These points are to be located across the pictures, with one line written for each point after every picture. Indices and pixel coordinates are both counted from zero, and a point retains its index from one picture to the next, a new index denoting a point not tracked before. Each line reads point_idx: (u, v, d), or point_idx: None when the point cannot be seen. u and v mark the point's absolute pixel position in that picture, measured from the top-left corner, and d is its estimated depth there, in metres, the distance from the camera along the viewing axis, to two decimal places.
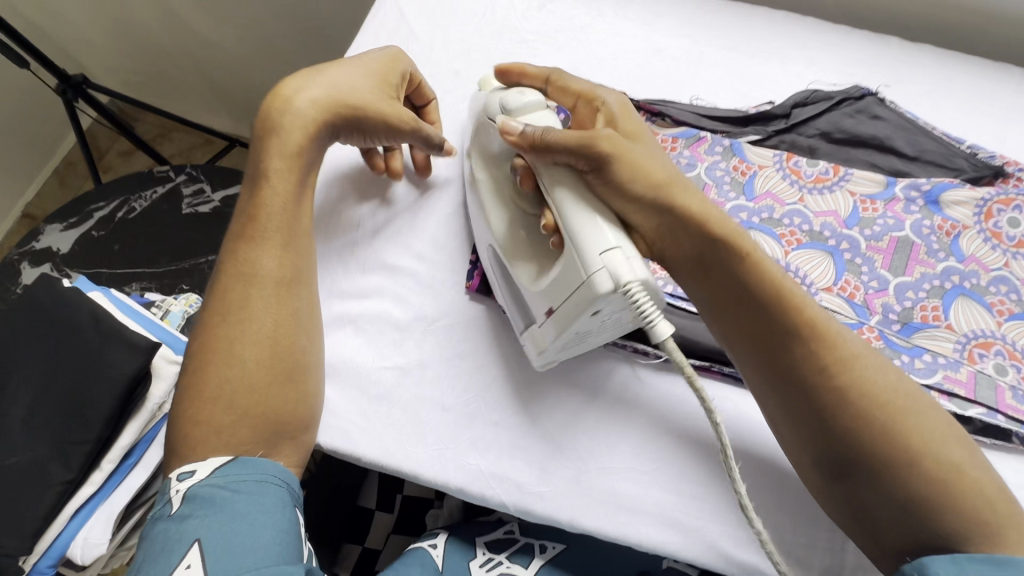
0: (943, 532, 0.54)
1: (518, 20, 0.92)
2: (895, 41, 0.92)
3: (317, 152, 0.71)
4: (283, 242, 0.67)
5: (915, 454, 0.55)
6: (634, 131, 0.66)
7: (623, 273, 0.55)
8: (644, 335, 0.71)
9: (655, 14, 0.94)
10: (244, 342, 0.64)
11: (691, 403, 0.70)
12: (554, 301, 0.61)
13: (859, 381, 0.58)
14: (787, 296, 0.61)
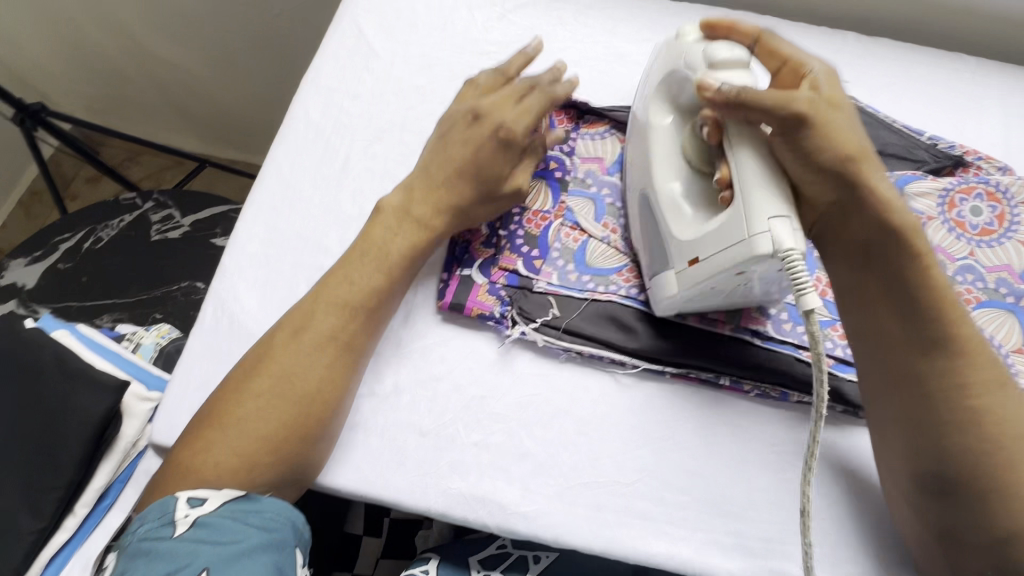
0: (1023, 561, 0.57)
1: (479, 32, 0.91)
2: (852, 37, 0.93)
3: (439, 192, 0.71)
4: (347, 312, 0.66)
5: (1011, 486, 0.58)
6: (840, 103, 0.63)
7: (785, 241, 0.56)
8: (619, 346, 0.70)
9: (616, 19, 0.93)
10: (291, 397, 0.63)
11: (670, 411, 0.70)
12: (701, 252, 0.62)
13: (991, 404, 0.60)
14: (948, 306, 0.61)
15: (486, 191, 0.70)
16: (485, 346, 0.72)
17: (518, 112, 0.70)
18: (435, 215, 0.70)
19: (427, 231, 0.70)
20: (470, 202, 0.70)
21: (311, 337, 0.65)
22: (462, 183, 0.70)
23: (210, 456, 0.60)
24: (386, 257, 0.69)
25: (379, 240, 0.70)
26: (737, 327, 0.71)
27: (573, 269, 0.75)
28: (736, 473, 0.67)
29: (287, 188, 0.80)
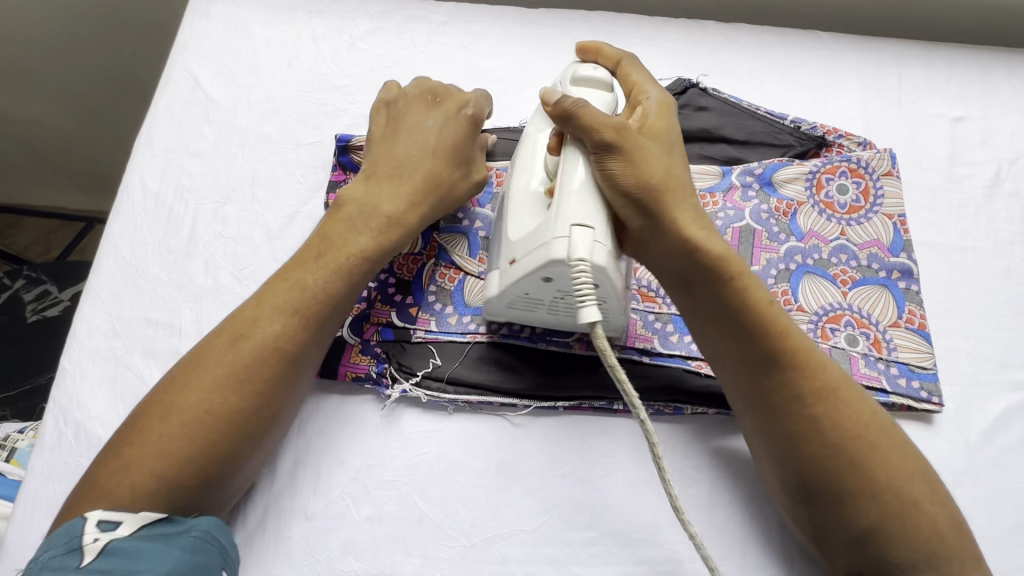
0: (883, 559, 0.54)
1: (329, 66, 0.85)
2: (711, 26, 0.92)
3: (393, 187, 0.66)
4: (296, 318, 0.60)
5: (862, 489, 0.55)
6: (662, 129, 0.62)
7: (581, 250, 0.55)
8: (506, 388, 0.68)
9: (473, 34, 0.89)
10: (210, 414, 0.55)
11: (567, 445, 0.67)
12: (516, 254, 0.61)
13: (831, 414, 0.57)
14: (774, 323, 0.58)
15: (458, 175, 0.70)
16: (368, 411, 0.68)
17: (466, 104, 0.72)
18: (409, 209, 0.66)
19: (405, 212, 0.66)
20: (450, 185, 0.69)
21: (251, 348, 0.58)
22: (427, 172, 0.67)
23: (119, 481, 0.52)
24: (346, 258, 0.63)
25: (341, 240, 0.64)
26: (623, 348, 0.69)
27: (452, 311, 0.71)
28: (637, 496, 0.66)
29: (129, 268, 0.72)
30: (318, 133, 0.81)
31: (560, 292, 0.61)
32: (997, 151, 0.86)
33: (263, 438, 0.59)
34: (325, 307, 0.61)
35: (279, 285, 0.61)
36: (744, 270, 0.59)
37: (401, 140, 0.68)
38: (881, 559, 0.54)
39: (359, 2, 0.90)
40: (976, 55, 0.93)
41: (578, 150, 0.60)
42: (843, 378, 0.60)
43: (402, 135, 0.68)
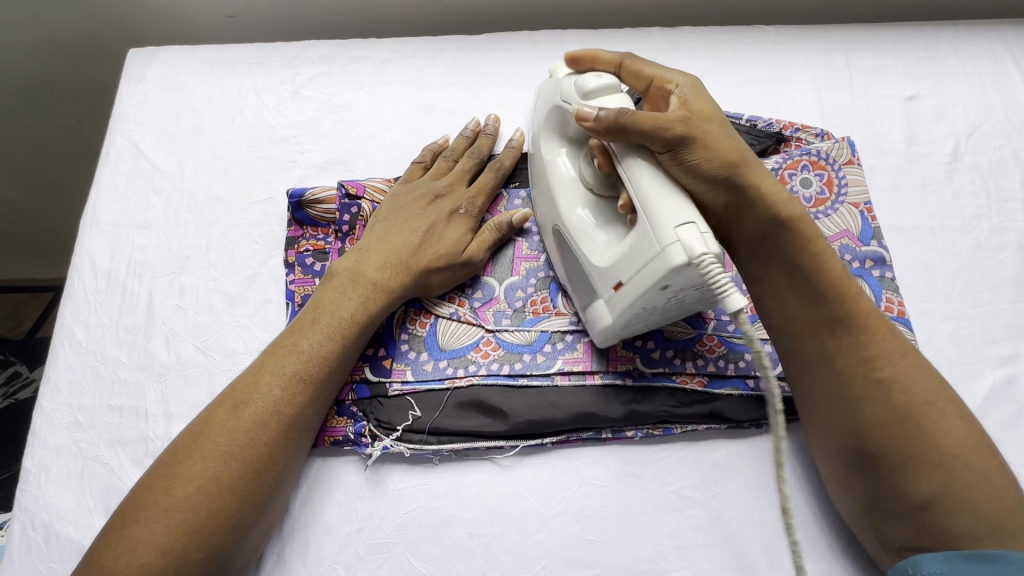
0: (947, 529, 0.54)
1: (274, 118, 0.83)
2: (656, 32, 0.92)
3: (393, 275, 0.68)
4: (295, 383, 0.60)
5: (929, 454, 0.55)
6: (710, 110, 0.62)
7: (698, 247, 0.51)
8: (491, 431, 0.66)
9: (418, 68, 0.88)
10: (214, 480, 0.54)
11: (559, 482, 0.66)
12: (622, 275, 0.58)
13: (900, 378, 0.58)
14: (846, 286, 0.60)
15: (445, 262, 0.69)
16: (352, 472, 0.66)
17: (474, 195, 0.74)
18: (392, 277, 0.68)
19: (386, 296, 0.67)
20: (438, 274, 0.69)
21: (252, 414, 0.58)
22: (422, 253, 0.69)
23: (127, 560, 0.50)
24: (337, 323, 0.64)
25: (332, 305, 0.65)
26: (606, 373, 0.68)
27: (427, 358, 0.69)
28: (636, 525, 0.64)
29: (86, 354, 0.69)
30: (270, 189, 0.79)
31: (677, 295, 0.58)
32: (953, 126, 0.86)
33: (270, 501, 0.58)
34: (321, 369, 0.62)
35: (273, 357, 0.62)
36: (820, 236, 0.62)
37: (405, 224, 0.71)
38: (945, 528, 0.54)
39: (299, 48, 0.88)
40: (921, 31, 0.93)
41: (640, 156, 0.58)
42: (906, 346, 0.60)
43: (405, 220, 0.71)
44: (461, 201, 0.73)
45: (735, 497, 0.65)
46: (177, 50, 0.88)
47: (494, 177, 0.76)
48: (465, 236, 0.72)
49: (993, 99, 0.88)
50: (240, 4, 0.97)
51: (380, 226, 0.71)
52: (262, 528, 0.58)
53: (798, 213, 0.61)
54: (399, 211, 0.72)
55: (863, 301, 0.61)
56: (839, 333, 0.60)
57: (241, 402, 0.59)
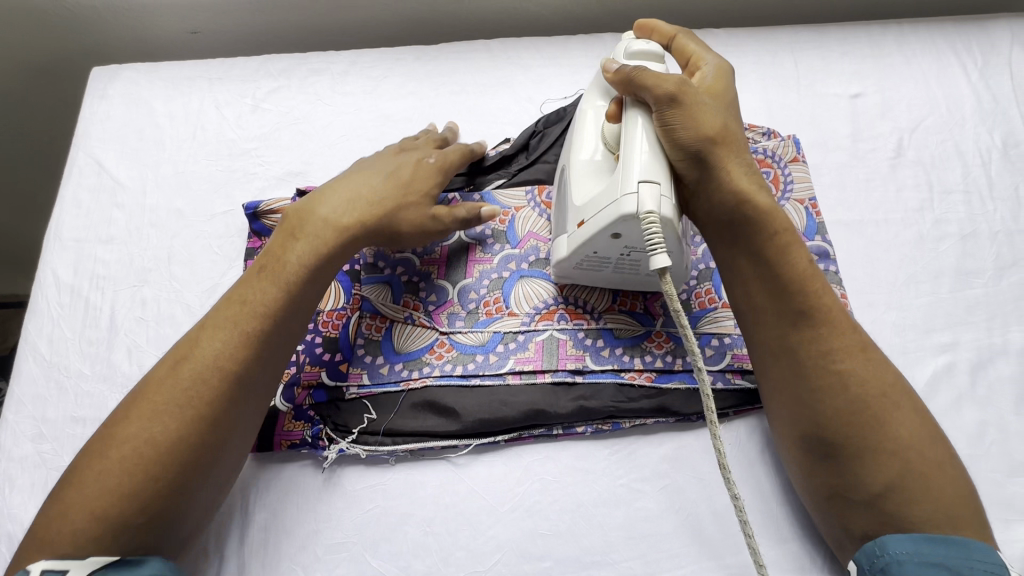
0: (905, 516, 0.56)
1: (234, 131, 0.85)
2: (609, 37, 0.93)
3: (342, 218, 0.66)
4: (236, 340, 0.59)
5: (886, 445, 0.58)
6: (721, 92, 0.67)
7: (649, 206, 0.58)
8: (443, 431, 0.67)
9: (375, 78, 0.89)
10: (150, 439, 0.55)
11: (512, 479, 0.68)
12: (585, 215, 0.64)
13: (856, 373, 0.60)
14: (807, 280, 0.63)
15: (394, 211, 0.67)
16: (311, 475, 0.68)
17: (436, 148, 0.73)
18: (343, 223, 0.66)
19: (335, 239, 0.65)
20: (392, 220, 0.67)
21: (193, 372, 0.58)
22: (374, 199, 0.67)
23: (68, 520, 0.52)
24: (282, 272, 0.63)
25: (277, 256, 0.64)
26: (556, 371, 0.70)
27: (383, 362, 0.71)
28: (587, 518, 0.66)
29: (51, 367, 0.71)
30: (231, 201, 0.81)
31: (627, 250, 0.64)
32: (897, 121, 0.89)
33: (213, 466, 0.58)
34: (263, 325, 0.61)
35: (220, 313, 0.61)
36: (788, 229, 0.64)
37: (364, 176, 0.71)
38: (902, 517, 0.56)
39: (259, 62, 0.90)
40: (865, 29, 0.96)
41: (639, 112, 0.64)
42: (863, 338, 0.63)
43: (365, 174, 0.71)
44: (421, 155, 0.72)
45: (683, 487, 0.67)
46: (139, 68, 0.90)
47: (461, 141, 0.75)
48: (427, 187, 0.70)
49: (936, 95, 0.90)
50: (203, 19, 0.99)
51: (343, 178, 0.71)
52: (203, 491, 0.57)
53: (766, 204, 0.64)
54: (360, 166, 0.72)
55: (819, 297, 0.63)
56: (803, 324, 0.62)
57: (184, 358, 0.58)
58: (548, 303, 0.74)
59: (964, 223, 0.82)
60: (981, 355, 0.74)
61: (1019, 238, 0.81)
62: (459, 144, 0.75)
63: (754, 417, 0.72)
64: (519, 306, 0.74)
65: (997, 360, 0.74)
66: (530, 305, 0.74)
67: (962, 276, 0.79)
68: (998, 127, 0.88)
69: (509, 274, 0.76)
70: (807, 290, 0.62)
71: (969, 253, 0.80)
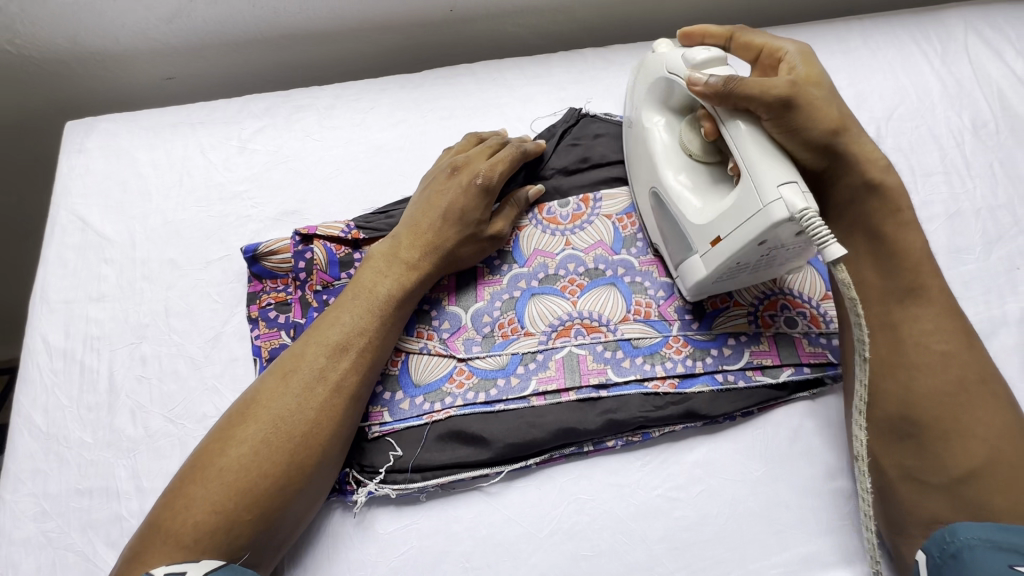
0: (982, 502, 0.57)
1: (222, 174, 0.83)
2: (589, 52, 0.95)
3: (418, 250, 0.72)
4: (340, 353, 0.64)
5: (972, 429, 0.59)
6: (817, 76, 0.66)
7: (798, 205, 0.58)
8: (474, 461, 0.66)
9: (363, 110, 0.89)
10: (265, 444, 0.58)
11: (547, 502, 0.66)
12: (720, 231, 0.64)
13: (958, 353, 0.61)
14: (921, 261, 0.64)
15: (468, 234, 0.73)
16: (339, 523, 0.65)
17: (491, 165, 0.75)
18: (421, 256, 0.72)
19: (415, 273, 0.71)
20: (459, 252, 0.73)
21: (301, 381, 0.62)
22: (445, 230, 0.73)
23: (185, 518, 0.55)
24: (376, 299, 0.68)
25: (369, 283, 0.69)
26: (580, 388, 0.69)
27: (403, 397, 0.69)
28: (629, 531, 0.65)
29: (49, 439, 0.67)
30: (226, 246, 0.78)
31: (769, 252, 0.64)
32: (873, 112, 0.92)
33: (320, 473, 0.61)
34: (362, 343, 0.65)
35: (321, 330, 0.66)
36: (908, 211, 0.66)
37: (434, 198, 0.75)
38: (981, 505, 0.57)
39: (242, 102, 0.88)
40: (830, 27, 1.00)
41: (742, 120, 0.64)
42: (966, 325, 0.63)
43: (434, 196, 0.75)
44: (480, 173, 0.75)
45: (721, 490, 0.67)
46: (116, 118, 0.87)
47: (509, 153, 0.77)
48: (486, 211, 0.75)
49: (904, 83, 0.95)
50: (178, 64, 0.97)
51: (416, 198, 0.77)
52: (310, 493, 0.60)
53: (893, 184, 0.66)
54: (426, 189, 0.76)
55: (927, 281, 0.63)
56: (913, 304, 0.63)
57: (291, 373, 0.62)
58: (564, 320, 0.73)
59: (948, 204, 0.85)
60: (984, 328, 0.77)
61: (1001, 213, 0.84)
62: (508, 156, 0.77)
63: (779, 410, 0.71)
64: (534, 325, 0.73)
65: (999, 332, 0.77)
66: (545, 322, 0.73)
67: (953, 254, 0.82)
68: (965, 109, 0.93)
69: (520, 293, 0.75)
70: (910, 273, 0.63)
71: (957, 231, 0.83)
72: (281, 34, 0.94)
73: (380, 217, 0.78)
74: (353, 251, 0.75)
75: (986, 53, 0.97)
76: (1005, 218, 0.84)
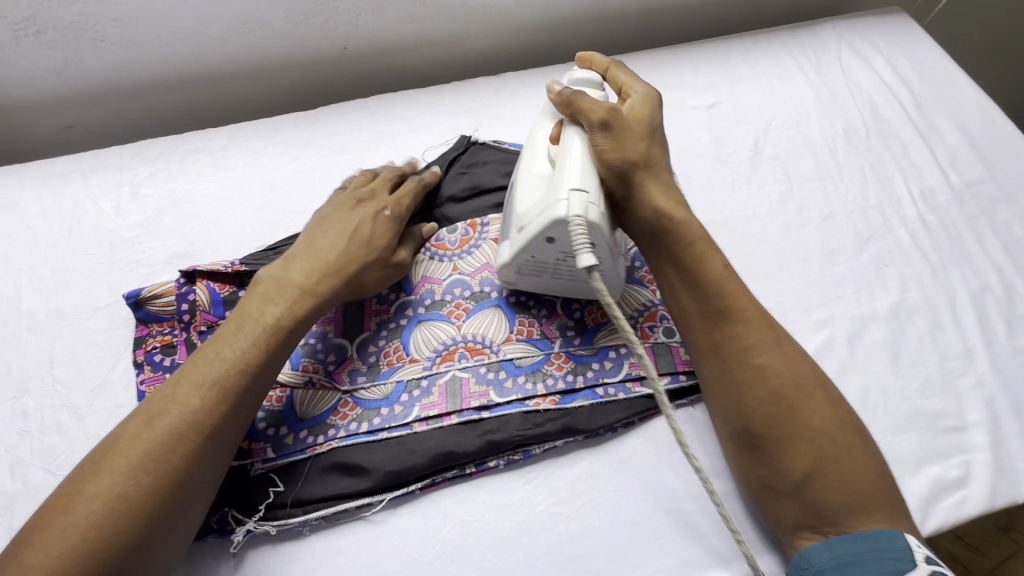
0: (822, 505, 0.59)
1: (113, 221, 0.84)
2: (481, 81, 0.99)
3: (311, 274, 0.71)
4: (219, 389, 0.62)
5: (800, 432, 0.61)
6: (646, 118, 0.74)
7: (576, 209, 0.63)
8: (354, 492, 0.67)
9: (257, 149, 0.91)
10: (131, 490, 0.56)
11: (432, 526, 0.67)
12: (523, 220, 0.68)
13: (772, 364, 0.64)
14: (725, 281, 0.67)
15: (366, 261, 0.74)
16: (221, 564, 0.65)
17: (397, 199, 0.79)
18: (314, 281, 0.71)
19: (307, 300, 0.69)
20: (355, 278, 0.73)
21: (174, 420, 0.60)
22: (342, 254, 0.73)
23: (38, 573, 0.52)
24: (261, 331, 0.66)
25: (255, 314, 0.67)
26: (461, 412, 0.71)
27: (286, 432, 0.70)
28: (512, 549, 0.66)
29: None
30: (114, 292, 0.79)
31: (562, 255, 0.68)
32: (751, 124, 0.97)
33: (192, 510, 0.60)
34: (244, 378, 0.64)
35: (200, 365, 0.63)
36: (702, 238, 0.69)
37: (337, 217, 0.76)
38: (823, 508, 0.59)
39: (134, 148, 0.90)
40: (711, 45, 1.05)
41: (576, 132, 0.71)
42: (782, 338, 0.66)
43: (337, 215, 0.77)
44: (385, 203, 0.78)
45: (603, 502, 0.69)
46: (6, 171, 0.88)
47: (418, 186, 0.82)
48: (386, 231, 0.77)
49: (781, 95, 1.00)
50: (76, 113, 0.98)
51: (319, 215, 0.79)
52: (181, 533, 0.59)
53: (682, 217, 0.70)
54: (331, 210, 0.78)
55: (738, 301, 0.66)
56: (730, 323, 0.66)
57: (163, 415, 0.59)
58: (448, 345, 0.75)
59: (822, 207, 0.89)
60: (855, 324, 0.80)
61: (871, 213, 0.89)
62: (417, 189, 0.82)
63: (660, 419, 0.74)
64: (419, 351, 0.74)
65: (869, 327, 0.80)
66: (429, 348, 0.75)
67: (826, 254, 0.86)
68: (837, 116, 0.98)
69: (407, 321, 0.77)
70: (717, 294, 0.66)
71: (830, 233, 0.87)
72: (175, 79, 0.96)
73: (268, 255, 0.79)
74: (239, 289, 0.76)
75: (857, 63, 1.03)
76: (874, 219, 0.89)
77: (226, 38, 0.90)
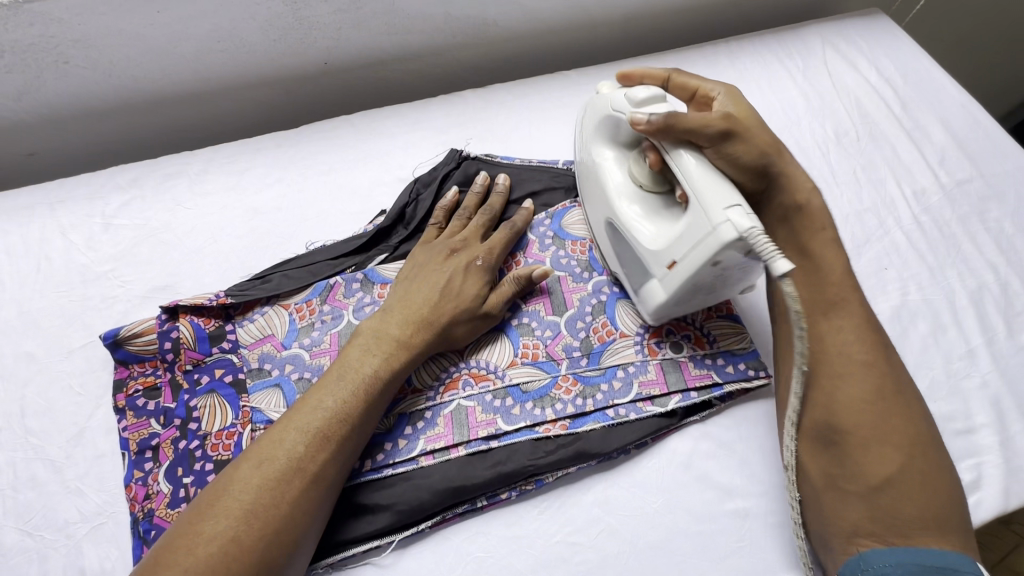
0: (898, 515, 0.57)
1: (84, 254, 0.79)
2: (469, 94, 0.96)
3: (412, 326, 0.67)
4: (322, 442, 0.58)
5: (890, 439, 0.60)
6: (747, 113, 0.70)
7: (745, 224, 0.57)
8: (360, 533, 0.63)
9: (237, 172, 0.86)
10: (233, 545, 0.51)
11: (445, 565, 0.64)
12: (674, 255, 0.63)
13: (878, 365, 0.63)
14: (843, 277, 0.67)
15: (463, 309, 0.70)
16: None
17: (490, 247, 0.75)
18: (413, 332, 0.67)
19: (405, 351, 0.65)
20: (452, 330, 0.69)
21: (278, 470, 0.56)
22: (444, 305, 0.69)
23: None
24: (361, 380, 0.62)
25: (355, 363, 0.63)
26: (468, 442, 0.68)
27: None
28: None
29: None
30: (89, 332, 0.74)
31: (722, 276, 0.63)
32: None
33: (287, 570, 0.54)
34: (344, 428, 0.59)
35: (298, 415, 0.59)
36: (830, 231, 0.70)
37: (428, 268, 0.73)
38: (895, 518, 0.57)
39: (106, 175, 0.85)
40: (699, 51, 1.05)
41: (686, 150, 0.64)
42: (887, 342, 0.65)
43: (426, 266, 0.73)
44: (481, 253, 0.74)
45: (619, 527, 0.67)
46: None
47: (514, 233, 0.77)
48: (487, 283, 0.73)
49: (771, 99, 0.99)
50: (40, 139, 0.92)
51: (405, 270, 0.74)
52: None
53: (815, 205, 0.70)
54: (416, 261, 0.74)
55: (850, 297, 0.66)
56: (831, 320, 0.66)
57: (269, 466, 0.55)
58: (451, 372, 0.71)
59: None
60: None
61: (867, 216, 0.89)
62: (507, 237, 0.77)
63: (672, 438, 0.72)
64: (421, 381, 0.71)
65: None
66: (431, 376, 0.71)
67: None
68: (828, 119, 0.98)
69: None
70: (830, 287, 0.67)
71: None
72: (148, 100, 0.91)
73: (255, 284, 0.74)
74: (225, 324, 0.72)
75: (842, 66, 1.03)
76: (870, 221, 0.89)
77: (200, 57, 0.86)
